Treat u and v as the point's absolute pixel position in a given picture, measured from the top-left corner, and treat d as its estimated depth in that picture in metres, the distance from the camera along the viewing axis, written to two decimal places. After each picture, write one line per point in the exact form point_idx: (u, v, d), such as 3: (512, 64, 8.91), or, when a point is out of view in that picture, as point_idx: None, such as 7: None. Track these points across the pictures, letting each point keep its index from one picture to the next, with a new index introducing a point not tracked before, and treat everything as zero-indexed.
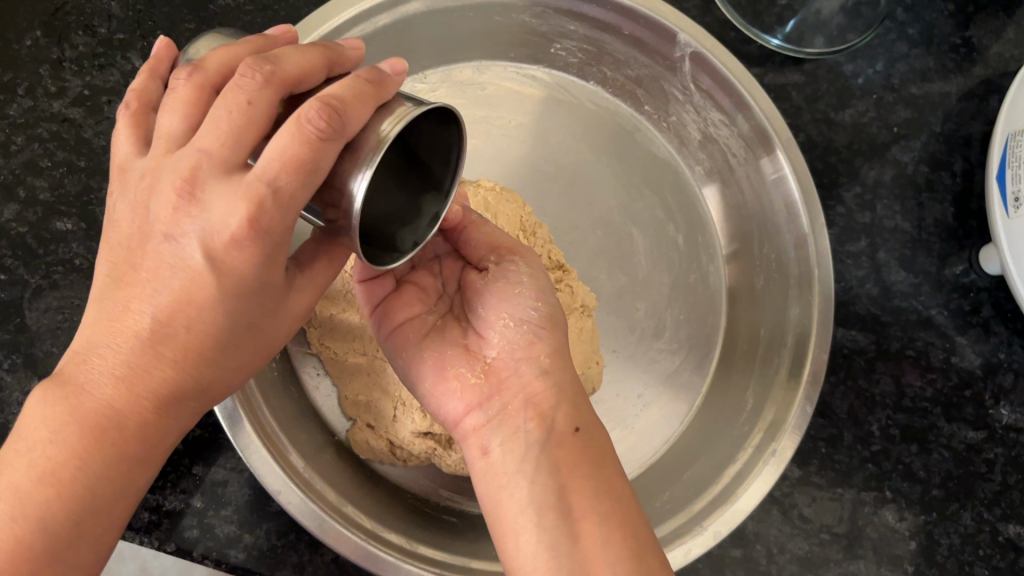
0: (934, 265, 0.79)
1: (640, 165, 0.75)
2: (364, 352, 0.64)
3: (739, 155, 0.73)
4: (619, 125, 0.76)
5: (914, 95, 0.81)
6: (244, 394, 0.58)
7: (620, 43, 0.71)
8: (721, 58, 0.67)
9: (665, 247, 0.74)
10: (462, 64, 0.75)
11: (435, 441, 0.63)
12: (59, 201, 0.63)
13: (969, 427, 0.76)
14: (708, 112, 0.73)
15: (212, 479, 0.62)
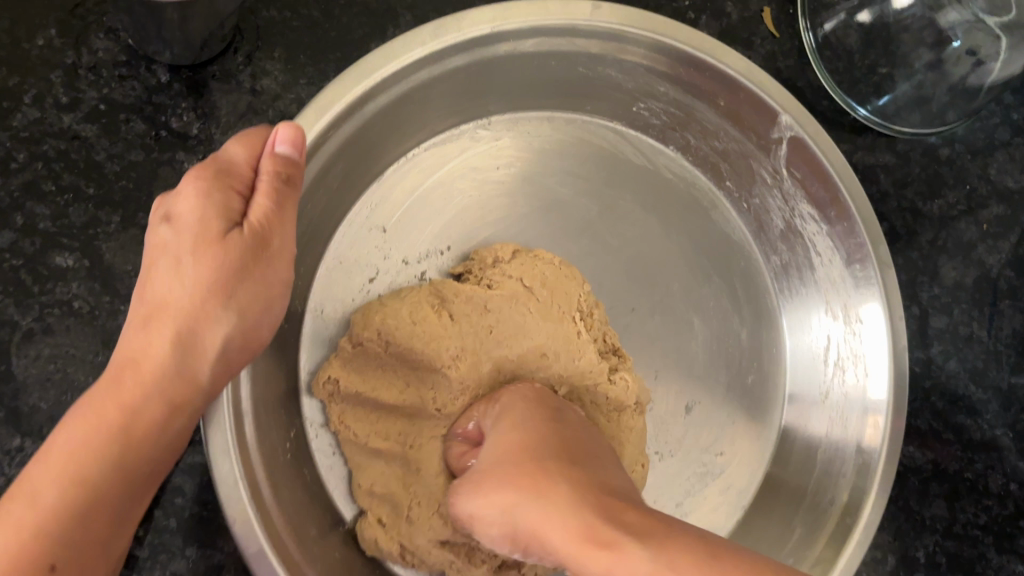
0: (1006, 379, 0.73)
1: (710, 246, 0.70)
2: (385, 439, 0.59)
3: (822, 255, 0.68)
4: (695, 199, 0.71)
5: (1010, 190, 0.74)
6: (254, 486, 0.52)
7: (713, 113, 0.66)
8: (824, 150, 0.62)
9: (727, 338, 0.69)
10: (531, 114, 0.69)
11: (454, 552, 0.58)
12: (60, 233, 0.56)
13: (1020, 560, 0.70)
14: (797, 202, 0.68)
15: (206, 564, 0.56)
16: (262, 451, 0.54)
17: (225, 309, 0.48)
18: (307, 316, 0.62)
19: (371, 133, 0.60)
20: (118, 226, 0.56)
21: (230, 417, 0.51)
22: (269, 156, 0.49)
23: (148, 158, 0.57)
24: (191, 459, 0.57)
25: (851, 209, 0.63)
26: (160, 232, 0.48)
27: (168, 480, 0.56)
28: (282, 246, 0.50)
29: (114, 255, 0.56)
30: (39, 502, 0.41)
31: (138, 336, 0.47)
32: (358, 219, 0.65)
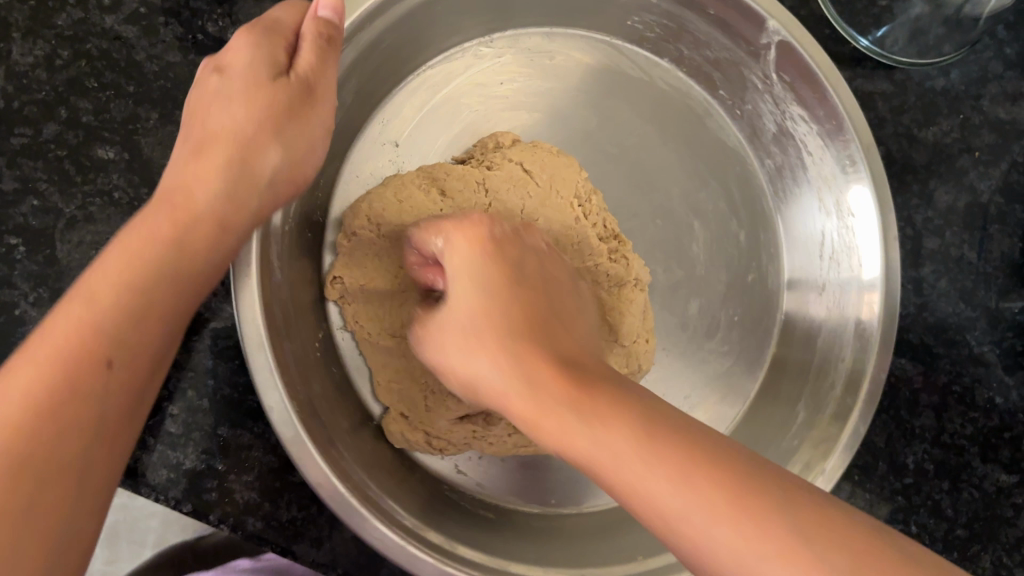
0: (994, 300, 0.76)
1: (703, 150, 0.73)
2: (394, 334, 0.63)
3: (810, 152, 0.69)
4: (688, 108, 0.74)
5: (1001, 120, 0.77)
6: (282, 367, 0.55)
7: (702, 22, 0.67)
8: (812, 55, 0.62)
9: (725, 242, 0.72)
10: (530, 31, 0.73)
11: (471, 425, 0.62)
12: (102, 126, 0.59)
13: (1003, 469, 0.74)
14: (788, 106, 0.68)
15: (237, 443, 0.60)
16: (292, 348, 0.57)
17: (272, 138, 0.56)
18: (326, 220, 0.67)
19: (384, 41, 0.63)
20: (156, 122, 0.59)
21: (257, 305, 0.54)
22: (312, 19, 0.56)
23: (185, 59, 0.60)
24: (224, 345, 0.60)
25: (839, 109, 0.63)
26: (213, 80, 0.56)
27: (201, 364, 0.60)
28: (326, 92, 0.58)
29: (152, 150, 0.59)
30: (95, 302, 0.45)
31: (190, 165, 0.53)
32: (370, 135, 0.69)
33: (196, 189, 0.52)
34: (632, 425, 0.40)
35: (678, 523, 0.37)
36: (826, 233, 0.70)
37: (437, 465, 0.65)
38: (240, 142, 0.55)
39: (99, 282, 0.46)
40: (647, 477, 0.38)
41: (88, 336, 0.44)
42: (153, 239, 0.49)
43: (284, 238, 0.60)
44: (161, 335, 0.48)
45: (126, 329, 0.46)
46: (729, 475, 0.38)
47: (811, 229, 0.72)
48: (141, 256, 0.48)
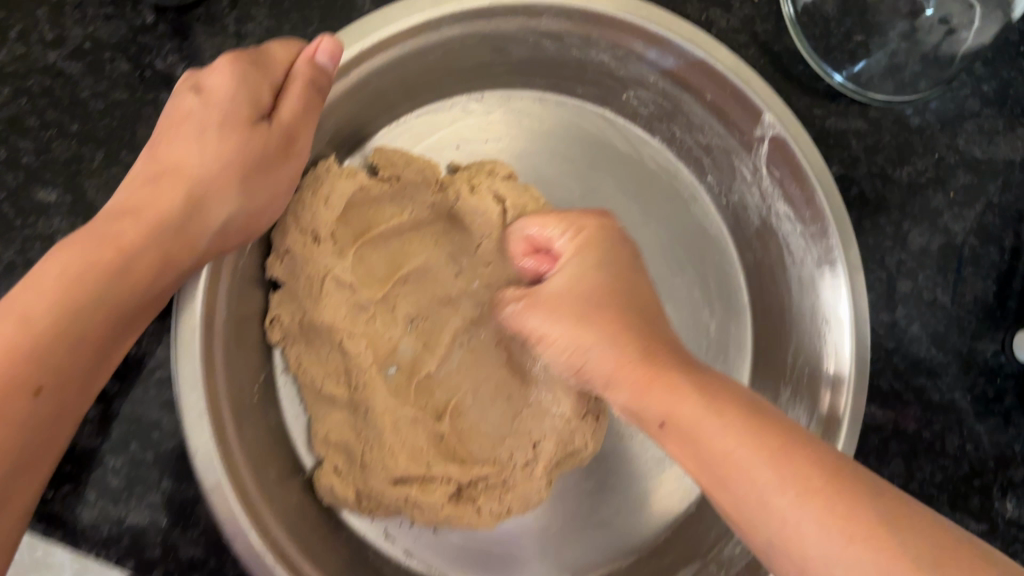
0: (966, 344, 0.75)
1: (683, 232, 0.73)
2: (339, 382, 0.61)
3: (791, 252, 0.68)
4: (674, 190, 0.74)
5: (977, 160, 0.76)
6: (218, 420, 0.53)
7: (699, 107, 0.66)
8: (804, 151, 0.62)
9: (694, 330, 0.72)
10: (523, 92, 0.72)
11: (408, 488, 0.60)
12: (43, 168, 0.57)
13: (972, 519, 0.73)
14: (774, 203, 0.67)
15: (182, 497, 0.57)
16: (230, 388, 0.56)
17: (237, 182, 0.55)
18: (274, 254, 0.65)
19: (361, 95, 0.62)
20: (100, 164, 0.57)
21: (201, 345, 0.52)
22: (306, 64, 0.55)
23: (133, 98, 0.58)
24: (169, 395, 0.58)
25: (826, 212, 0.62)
26: (189, 101, 0.54)
27: (145, 414, 0.58)
28: (301, 146, 0.58)
29: (96, 193, 0.57)
30: (30, 322, 0.43)
31: (147, 186, 0.52)
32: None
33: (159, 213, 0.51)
34: (782, 463, 0.41)
35: (790, 533, 0.39)
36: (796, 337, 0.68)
37: (365, 530, 0.64)
38: (206, 179, 0.54)
39: (32, 300, 0.44)
40: (822, 533, 0.38)
41: (21, 360, 0.42)
42: (100, 257, 0.46)
43: (235, 275, 0.58)
44: (92, 358, 0.47)
45: (60, 353, 0.44)
46: (873, 512, 0.38)
47: (780, 324, 0.70)
48: (80, 274, 0.45)
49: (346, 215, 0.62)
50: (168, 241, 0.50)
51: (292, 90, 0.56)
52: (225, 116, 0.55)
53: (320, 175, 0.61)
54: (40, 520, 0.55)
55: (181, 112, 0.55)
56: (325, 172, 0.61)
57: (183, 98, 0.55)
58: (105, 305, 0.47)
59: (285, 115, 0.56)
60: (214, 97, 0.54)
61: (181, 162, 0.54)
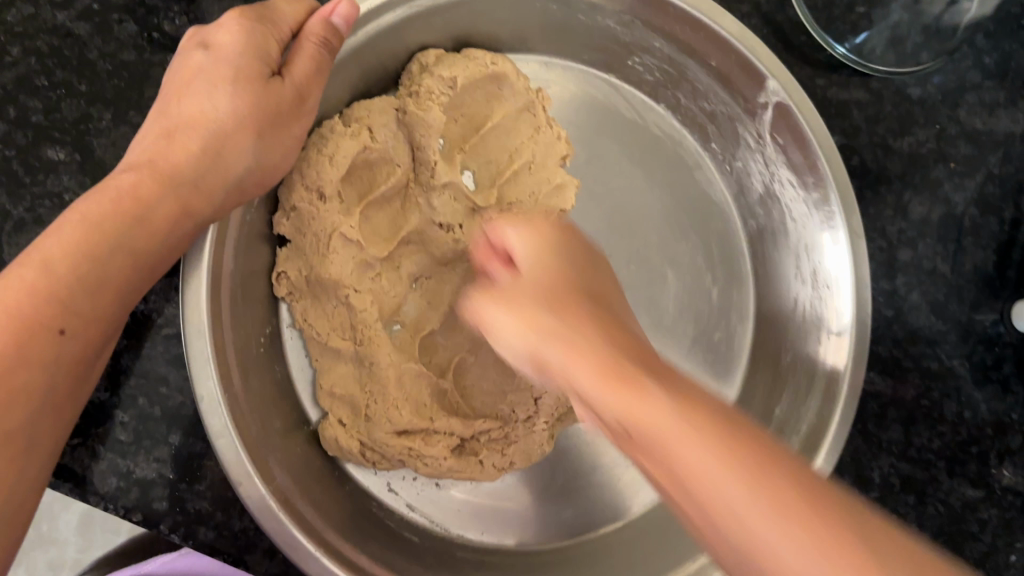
0: (965, 313, 0.75)
1: (688, 196, 0.75)
2: (344, 337, 0.61)
3: (795, 217, 0.70)
4: (678, 156, 0.76)
5: (978, 130, 0.76)
6: (224, 366, 0.53)
7: (703, 72, 0.68)
8: (807, 117, 0.63)
9: (694, 294, 0.74)
10: (529, 57, 0.74)
11: (411, 440, 0.61)
12: (52, 126, 0.57)
13: (969, 485, 0.74)
14: (778, 168, 0.69)
15: (189, 451, 0.58)
16: (236, 339, 0.56)
17: (247, 143, 0.53)
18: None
19: (370, 57, 0.62)
20: (108, 123, 0.58)
21: (206, 293, 0.52)
22: (321, 23, 0.54)
23: (140, 59, 0.58)
24: (176, 352, 0.59)
25: (828, 177, 0.64)
26: (197, 58, 0.52)
27: (153, 370, 0.59)
28: (312, 106, 0.56)
29: (104, 151, 0.58)
30: (51, 269, 0.43)
31: (160, 144, 0.51)
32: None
33: (173, 167, 0.50)
34: (708, 415, 0.34)
35: (681, 468, 0.33)
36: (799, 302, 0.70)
37: (371, 483, 0.65)
38: (215, 138, 0.52)
39: (52, 246, 0.44)
40: (691, 439, 0.33)
41: (41, 305, 0.43)
42: (118, 207, 0.47)
43: (241, 228, 0.57)
44: (116, 309, 0.47)
45: (81, 301, 0.45)
46: (820, 497, 0.31)
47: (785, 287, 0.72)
48: (100, 221, 0.46)
49: (350, 176, 0.61)
50: (185, 194, 0.50)
51: (306, 46, 0.54)
52: (234, 71, 0.52)
53: (324, 134, 0.60)
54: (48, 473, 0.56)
55: (188, 68, 0.52)
56: (330, 132, 0.60)
57: (189, 55, 0.53)
58: (125, 254, 0.47)
59: (295, 74, 0.54)
60: (221, 52, 0.52)
61: (193, 119, 0.52)
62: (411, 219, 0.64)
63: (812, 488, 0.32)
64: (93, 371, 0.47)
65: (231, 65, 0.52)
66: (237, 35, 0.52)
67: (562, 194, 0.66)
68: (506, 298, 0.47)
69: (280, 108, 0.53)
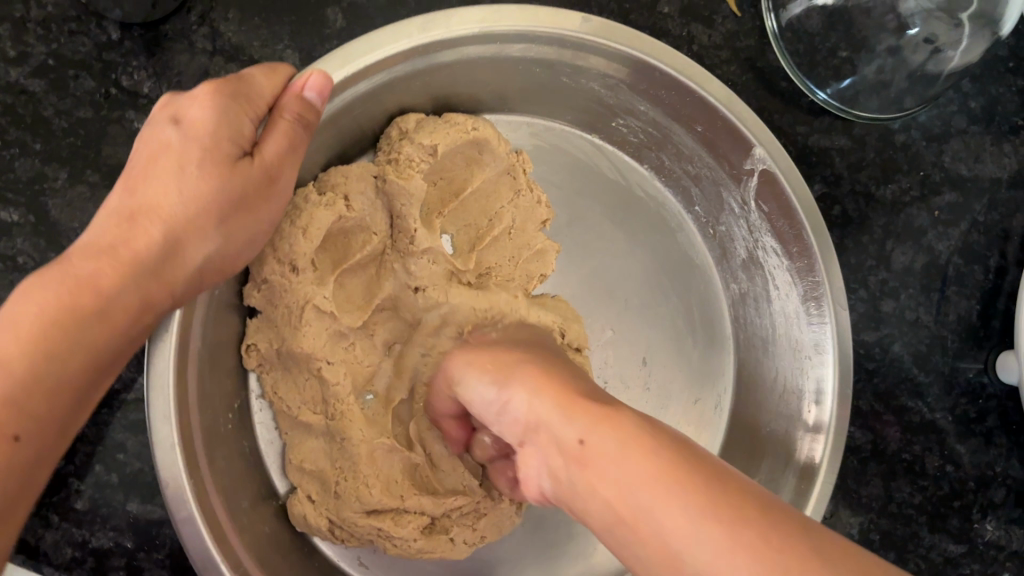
0: (948, 364, 0.74)
1: (670, 259, 0.72)
2: (316, 410, 0.60)
3: (778, 286, 0.69)
4: (661, 219, 0.73)
5: (962, 177, 0.75)
6: (189, 452, 0.52)
7: (688, 137, 0.67)
8: (793, 186, 0.64)
9: (673, 365, 0.72)
10: (510, 115, 0.70)
11: (381, 520, 0.58)
12: (6, 187, 0.56)
13: (951, 539, 0.73)
14: (762, 235, 0.69)
15: (146, 519, 0.57)
16: (203, 419, 0.54)
17: (216, 227, 0.50)
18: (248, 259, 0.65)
19: (343, 123, 0.60)
20: (64, 182, 0.56)
21: (173, 381, 0.50)
22: (298, 100, 0.52)
23: (97, 116, 0.57)
24: (132, 418, 0.57)
25: (811, 246, 0.65)
26: (166, 134, 0.49)
27: (108, 437, 0.57)
28: (283, 184, 0.53)
29: (60, 213, 0.56)
30: (7, 372, 0.41)
31: (120, 231, 0.47)
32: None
33: (135, 255, 0.46)
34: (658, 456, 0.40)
35: (680, 544, 0.37)
36: (779, 371, 0.70)
37: (339, 556, 0.64)
38: (182, 223, 0.48)
39: (6, 345, 0.41)
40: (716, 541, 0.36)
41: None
42: (77, 300, 0.44)
43: (210, 304, 0.55)
44: (70, 406, 0.45)
45: (36, 403, 0.42)
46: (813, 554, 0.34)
47: (764, 357, 0.71)
48: (57, 316, 0.43)
49: (324, 244, 0.59)
50: (147, 284, 0.47)
51: (284, 123, 0.51)
52: (209, 152, 0.48)
53: (298, 205, 0.58)
54: None
55: (151, 144, 0.49)
56: (304, 201, 0.58)
57: (156, 132, 0.49)
58: (80, 351, 0.44)
59: (272, 152, 0.51)
60: (194, 128, 0.48)
61: (159, 202, 0.48)
62: (385, 286, 0.61)
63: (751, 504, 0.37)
64: (46, 473, 0.44)
65: (203, 143, 0.48)
66: (211, 109, 0.49)
67: (543, 259, 0.65)
68: (528, 372, 0.52)
69: (253, 190, 0.51)
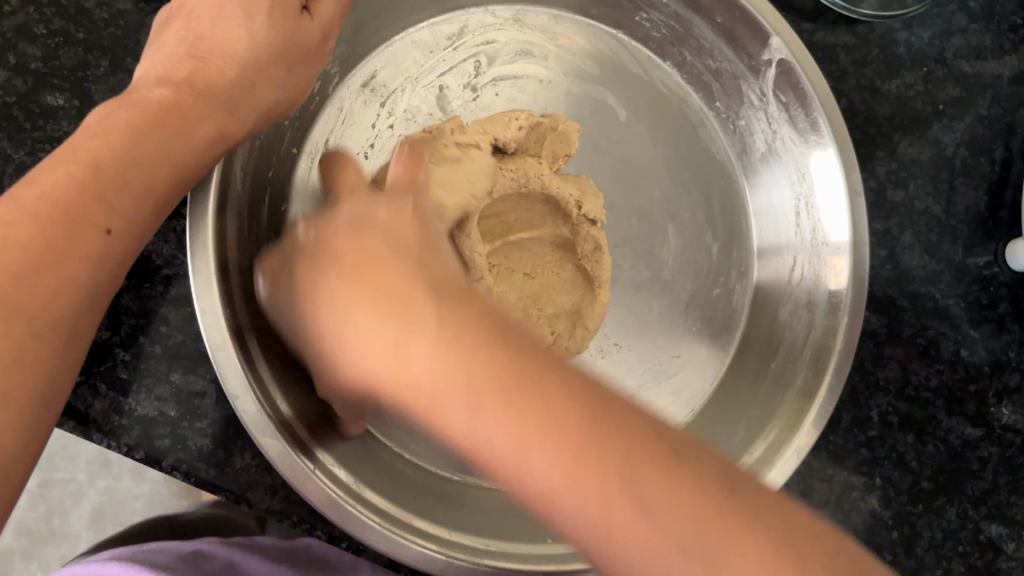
0: (959, 253, 0.76)
1: (693, 151, 0.80)
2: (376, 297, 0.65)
3: (798, 168, 0.74)
4: (684, 115, 0.80)
5: (965, 73, 0.77)
6: (224, 289, 0.55)
7: (708, 29, 0.73)
8: (809, 76, 0.68)
9: (697, 251, 0.78)
10: (538, 9, 0.79)
11: None
12: (51, 73, 0.59)
13: (968, 423, 0.74)
14: (780, 127, 0.75)
15: (190, 390, 0.60)
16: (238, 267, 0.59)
17: (281, 73, 0.56)
18: (301, 157, 0.71)
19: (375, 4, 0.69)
20: (107, 70, 0.59)
21: (212, 224, 0.55)
22: None
23: (137, 7, 0.60)
24: (176, 292, 0.60)
25: (823, 123, 0.70)
26: None
27: (154, 310, 0.60)
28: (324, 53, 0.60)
29: (102, 96, 0.59)
30: (99, 168, 0.45)
31: (190, 63, 0.52)
32: (351, 88, 0.73)
33: (209, 85, 0.51)
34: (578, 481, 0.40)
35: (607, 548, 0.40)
36: (799, 256, 0.75)
37: (364, 418, 0.67)
38: (250, 62, 0.53)
39: (99, 148, 0.45)
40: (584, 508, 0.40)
41: (86, 196, 0.44)
42: (161, 118, 0.48)
43: (247, 152, 0.60)
44: (153, 216, 0.48)
45: (122, 198, 0.46)
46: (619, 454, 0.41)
47: (787, 240, 0.77)
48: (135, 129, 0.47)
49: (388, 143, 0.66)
50: (221, 118, 0.52)
51: None
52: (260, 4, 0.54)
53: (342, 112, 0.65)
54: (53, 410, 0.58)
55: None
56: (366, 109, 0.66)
57: None
58: (166, 160, 0.48)
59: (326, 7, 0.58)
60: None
61: (227, 41, 0.53)
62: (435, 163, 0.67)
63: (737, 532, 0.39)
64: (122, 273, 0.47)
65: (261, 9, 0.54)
66: None
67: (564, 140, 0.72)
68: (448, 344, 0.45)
69: (306, 53, 0.57)
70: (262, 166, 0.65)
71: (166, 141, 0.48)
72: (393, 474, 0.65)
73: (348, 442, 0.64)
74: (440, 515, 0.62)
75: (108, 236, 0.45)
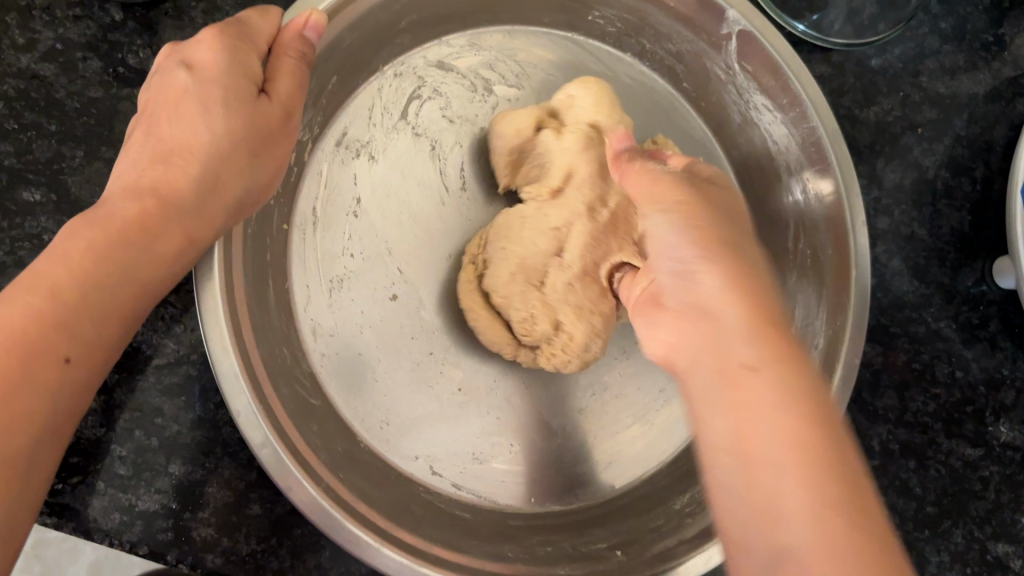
0: (947, 275, 0.76)
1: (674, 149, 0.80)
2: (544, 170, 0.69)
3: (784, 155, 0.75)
4: (654, 102, 0.81)
5: (941, 95, 0.77)
6: (252, 372, 0.55)
7: (662, 16, 0.73)
8: (776, 48, 0.68)
9: None
10: (492, 29, 0.79)
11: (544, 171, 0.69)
12: (26, 168, 0.57)
13: (968, 444, 0.74)
14: (752, 95, 0.75)
15: (190, 480, 0.59)
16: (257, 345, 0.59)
17: (246, 154, 0.55)
18: (292, 231, 0.70)
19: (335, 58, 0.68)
20: (82, 160, 0.58)
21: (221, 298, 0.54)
22: (298, 38, 0.58)
23: (108, 94, 0.59)
24: (169, 382, 0.60)
25: (807, 106, 0.69)
26: (180, 78, 0.53)
27: (147, 402, 0.59)
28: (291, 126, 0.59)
29: (80, 188, 0.58)
30: (58, 297, 0.44)
31: (157, 169, 0.51)
32: (326, 151, 0.72)
33: (174, 190, 0.51)
34: (764, 434, 0.38)
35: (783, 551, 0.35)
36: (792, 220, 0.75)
37: (414, 470, 0.68)
38: (213, 153, 0.52)
39: (58, 274, 0.44)
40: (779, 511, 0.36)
41: (47, 330, 0.43)
42: (121, 232, 0.47)
43: (242, 243, 0.61)
44: (114, 334, 0.47)
45: (83, 324, 0.45)
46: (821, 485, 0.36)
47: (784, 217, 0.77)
48: (104, 249, 0.46)
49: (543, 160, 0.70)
50: (184, 219, 0.51)
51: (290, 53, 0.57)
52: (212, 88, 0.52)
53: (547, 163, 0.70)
54: (51, 512, 0.56)
55: (160, 94, 0.53)
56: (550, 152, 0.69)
57: (172, 77, 0.53)
58: (126, 279, 0.47)
59: (279, 81, 0.56)
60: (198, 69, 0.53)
61: (185, 138, 0.52)
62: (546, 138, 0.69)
63: (851, 474, 0.36)
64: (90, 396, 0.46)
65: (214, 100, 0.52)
66: (215, 53, 0.53)
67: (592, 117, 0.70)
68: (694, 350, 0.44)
69: (270, 128, 0.56)
70: (258, 255, 0.64)
71: (127, 258, 0.47)
72: (457, 523, 0.65)
73: (404, 503, 0.64)
74: (510, 554, 0.63)
75: (66, 364, 0.44)
